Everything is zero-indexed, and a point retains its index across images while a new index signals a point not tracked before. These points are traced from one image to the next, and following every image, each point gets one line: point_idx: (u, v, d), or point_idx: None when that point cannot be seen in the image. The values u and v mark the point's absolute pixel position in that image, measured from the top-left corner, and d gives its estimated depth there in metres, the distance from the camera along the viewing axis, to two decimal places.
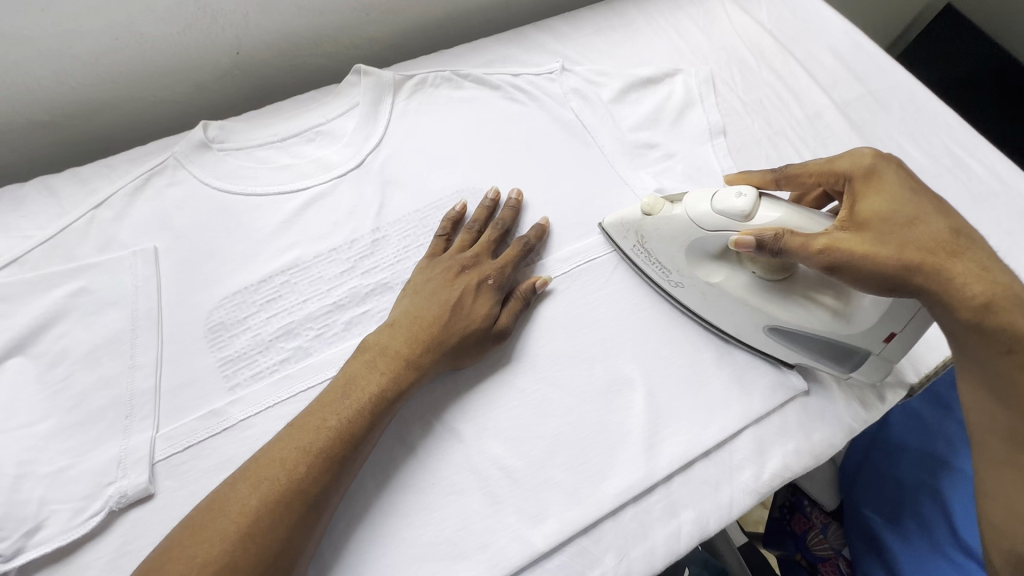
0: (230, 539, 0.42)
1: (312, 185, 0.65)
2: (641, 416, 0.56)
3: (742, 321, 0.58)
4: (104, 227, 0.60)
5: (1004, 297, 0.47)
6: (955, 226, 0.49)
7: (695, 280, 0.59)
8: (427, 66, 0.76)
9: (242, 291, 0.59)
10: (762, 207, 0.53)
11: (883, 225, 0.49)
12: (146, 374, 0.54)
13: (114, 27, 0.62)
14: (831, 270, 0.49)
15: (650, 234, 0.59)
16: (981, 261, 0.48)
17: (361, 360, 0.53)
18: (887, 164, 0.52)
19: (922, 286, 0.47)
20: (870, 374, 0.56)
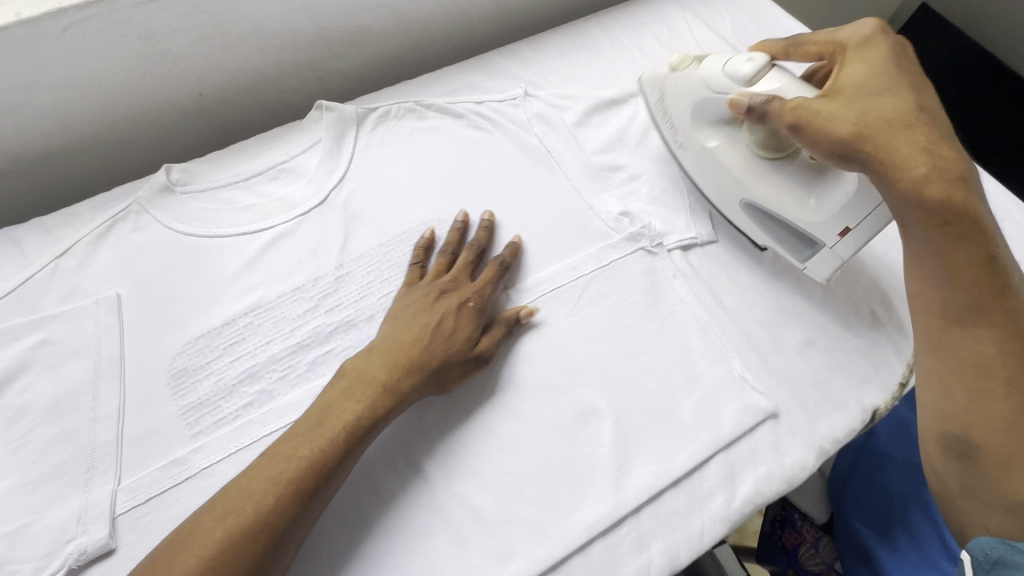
0: (193, 572, 0.41)
1: (275, 224, 0.65)
2: (608, 446, 0.55)
3: (721, 184, 0.68)
4: (67, 275, 0.61)
5: (946, 177, 0.49)
6: (920, 109, 0.51)
7: (694, 143, 0.69)
8: (390, 98, 0.76)
9: (205, 335, 0.59)
10: (770, 77, 0.60)
11: (857, 96, 0.53)
12: (108, 426, 0.54)
13: (74, 80, 0.62)
14: (795, 133, 0.55)
15: (670, 87, 0.70)
16: (931, 144, 0.50)
17: (337, 387, 0.52)
18: (886, 43, 0.55)
19: (871, 152, 0.51)
20: (825, 267, 0.61)
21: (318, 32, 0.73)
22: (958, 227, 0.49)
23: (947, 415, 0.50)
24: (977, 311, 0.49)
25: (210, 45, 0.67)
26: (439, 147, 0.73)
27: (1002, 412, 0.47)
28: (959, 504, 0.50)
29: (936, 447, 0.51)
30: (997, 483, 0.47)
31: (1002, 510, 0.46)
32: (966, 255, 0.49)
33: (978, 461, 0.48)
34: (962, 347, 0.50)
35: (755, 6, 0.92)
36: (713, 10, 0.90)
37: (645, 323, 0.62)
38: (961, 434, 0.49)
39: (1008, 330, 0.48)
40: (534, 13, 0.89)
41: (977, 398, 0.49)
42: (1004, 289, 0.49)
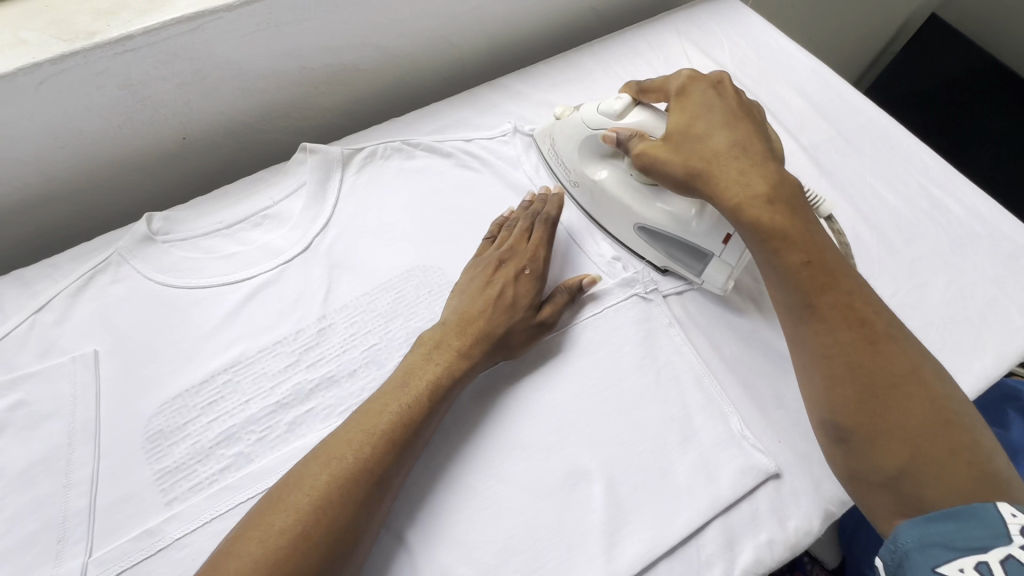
0: (306, 511, 0.44)
1: (257, 273, 0.64)
2: (600, 511, 0.53)
3: (618, 218, 0.66)
4: (44, 331, 0.59)
5: (758, 196, 0.50)
6: (733, 138, 0.53)
7: (585, 178, 0.68)
8: (377, 137, 0.75)
9: (183, 394, 0.57)
10: (636, 112, 0.61)
11: (679, 137, 0.55)
12: (81, 492, 0.52)
13: (52, 131, 0.61)
14: (647, 173, 0.57)
15: (558, 136, 0.69)
16: (749, 165, 0.51)
17: (418, 352, 0.56)
18: (701, 88, 0.58)
19: (701, 187, 0.53)
20: (720, 277, 0.61)
21: (303, 71, 0.72)
22: (778, 237, 0.49)
23: (818, 408, 0.47)
24: (812, 307, 0.48)
25: (191, 89, 0.66)
26: (426, 187, 0.71)
27: (851, 396, 0.44)
28: (858, 496, 0.46)
29: (820, 432, 0.48)
30: (874, 460, 0.43)
31: (898, 498, 0.43)
32: (792, 258, 0.48)
33: (852, 445, 0.45)
34: (814, 342, 0.47)
35: (754, 31, 0.89)
36: (710, 36, 0.88)
37: (639, 375, 0.59)
38: (834, 424, 0.46)
39: (843, 317, 0.46)
40: (526, 43, 0.87)
41: (832, 389, 0.45)
42: (830, 282, 0.48)
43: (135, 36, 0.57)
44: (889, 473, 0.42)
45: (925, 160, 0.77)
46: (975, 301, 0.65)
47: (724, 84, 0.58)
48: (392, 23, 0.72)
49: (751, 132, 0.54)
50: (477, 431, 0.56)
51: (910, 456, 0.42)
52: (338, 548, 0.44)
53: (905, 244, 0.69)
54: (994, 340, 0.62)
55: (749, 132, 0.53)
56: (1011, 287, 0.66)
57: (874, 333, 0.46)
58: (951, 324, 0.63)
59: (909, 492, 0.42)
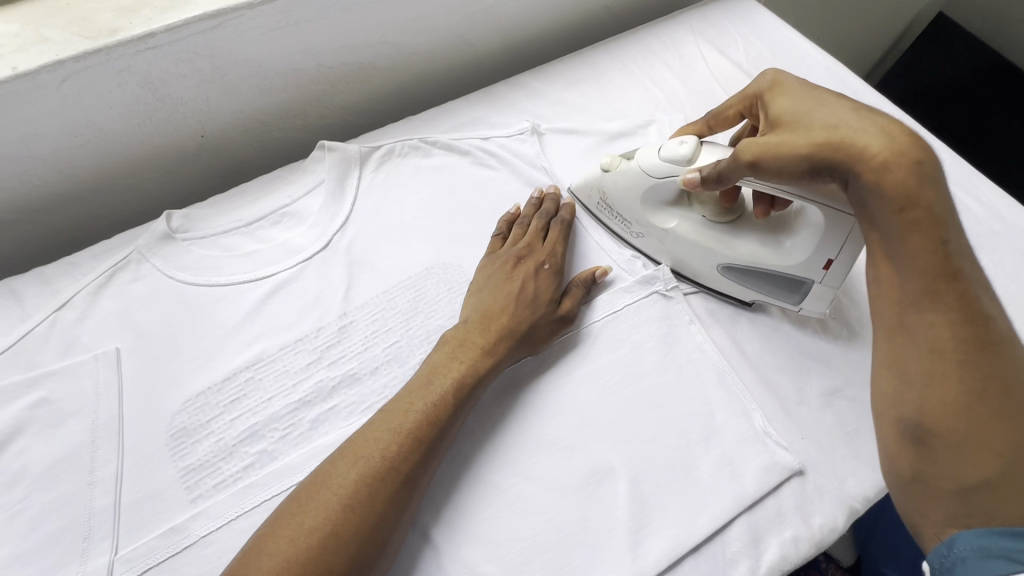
0: (335, 510, 0.44)
1: (277, 271, 0.64)
2: (625, 509, 0.53)
3: (699, 261, 0.64)
4: (66, 329, 0.59)
5: (905, 155, 0.45)
6: (856, 109, 0.50)
7: (653, 228, 0.66)
8: (394, 135, 0.75)
9: (206, 392, 0.57)
10: (710, 150, 0.60)
11: (791, 123, 0.53)
12: (106, 490, 0.52)
13: (72, 129, 0.61)
14: (754, 170, 0.53)
15: (610, 188, 0.67)
16: (886, 127, 0.48)
17: (441, 351, 0.56)
18: (793, 78, 0.58)
19: (839, 160, 0.48)
20: (821, 303, 0.61)
21: (320, 69, 0.72)
22: (917, 211, 0.45)
23: (901, 403, 0.45)
24: (933, 293, 0.44)
25: (210, 87, 0.66)
26: (444, 185, 0.71)
27: (953, 395, 0.42)
28: (908, 496, 0.44)
29: (891, 430, 0.45)
30: (956, 468, 0.41)
31: (966, 508, 0.41)
32: (921, 239, 0.45)
33: (935, 447, 0.42)
34: (924, 332, 0.44)
35: (769, 30, 0.89)
36: (725, 34, 0.88)
37: (661, 373, 0.59)
38: (919, 422, 0.43)
39: (964, 311, 0.43)
40: (541, 42, 0.87)
41: (934, 384, 0.43)
42: (959, 272, 0.44)
43: (157, 33, 0.57)
44: (972, 482, 0.40)
45: (941, 158, 0.77)
46: None
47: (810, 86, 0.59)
48: (409, 21, 0.72)
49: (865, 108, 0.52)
50: (500, 429, 0.56)
51: (1002, 467, 0.40)
52: (368, 546, 0.44)
53: None
54: None
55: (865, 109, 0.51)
56: None
57: (993, 337, 0.43)
58: None
59: (983, 505, 0.40)
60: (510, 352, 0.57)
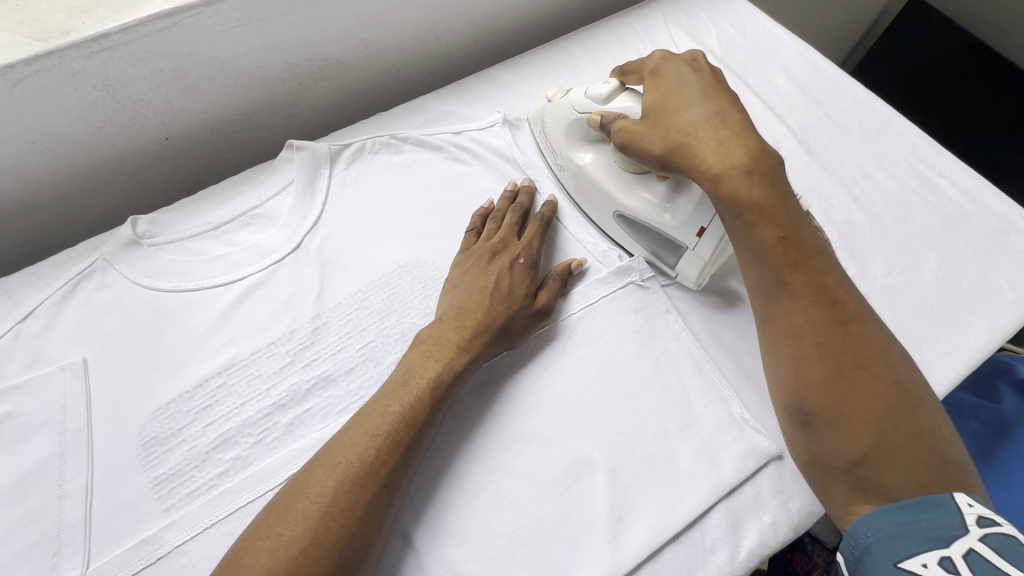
0: (311, 516, 0.44)
1: (248, 274, 0.63)
2: (605, 500, 0.53)
3: (599, 206, 0.67)
4: (30, 341, 0.58)
5: (738, 165, 0.50)
6: (712, 109, 0.54)
7: (570, 163, 0.69)
8: (365, 132, 0.73)
9: (177, 400, 0.56)
10: (622, 98, 0.62)
11: (656, 114, 0.56)
12: (76, 503, 0.51)
13: (28, 135, 0.59)
14: (626, 151, 0.58)
15: (548, 117, 0.70)
16: (726, 136, 0.52)
17: (417, 351, 0.55)
18: (675, 66, 0.59)
19: (682, 166, 0.53)
20: (693, 269, 0.62)
21: (286, 67, 0.70)
22: (752, 213, 0.50)
23: (783, 391, 0.49)
24: (782, 284, 0.49)
25: (171, 88, 0.64)
26: (415, 182, 0.71)
27: (819, 376, 0.46)
28: (817, 483, 0.48)
29: (784, 414, 0.50)
30: (838, 446, 0.45)
31: (858, 482, 0.44)
32: (765, 234, 0.50)
33: (818, 428, 0.46)
34: (784, 321, 0.49)
35: (741, 15, 0.89)
36: (697, 21, 0.87)
37: (638, 364, 0.59)
38: (801, 405, 0.47)
39: (813, 294, 0.48)
40: (513, 32, 0.86)
41: (800, 367, 0.47)
42: (801, 261, 0.49)
43: (111, 34, 0.55)
44: (851, 456, 0.45)
45: (913, 139, 0.77)
46: (967, 277, 0.66)
47: (698, 60, 0.59)
48: (375, 15, 0.70)
49: (727, 101, 0.55)
50: (478, 426, 0.56)
51: (869, 439, 0.44)
52: (346, 551, 0.44)
53: (896, 223, 0.70)
54: (986, 316, 0.63)
55: (723, 100, 0.55)
56: (1000, 264, 0.67)
57: (843, 315, 0.48)
58: (944, 302, 0.64)
59: (869, 475, 0.44)
60: (484, 349, 0.56)
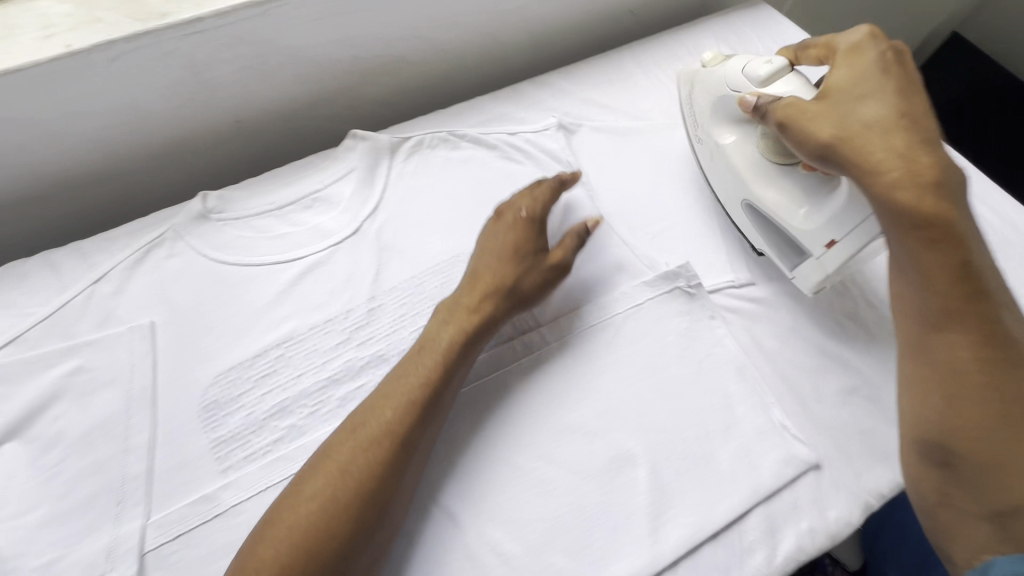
0: (337, 475, 0.47)
1: (308, 254, 0.65)
2: (645, 494, 0.54)
3: (730, 189, 0.69)
4: (102, 301, 0.61)
5: (921, 177, 0.48)
6: (904, 109, 0.52)
7: (710, 138, 0.70)
8: (423, 127, 0.76)
9: (237, 367, 0.58)
10: (787, 78, 0.63)
11: (838, 100, 0.54)
12: (139, 458, 0.53)
13: (116, 107, 0.63)
14: (784, 131, 0.58)
15: (700, 82, 0.71)
16: (916, 143, 0.50)
17: (436, 316, 0.58)
18: (876, 48, 0.56)
19: (849, 159, 0.52)
20: (811, 279, 0.62)
21: (355, 61, 0.74)
22: (935, 229, 0.48)
23: (923, 424, 0.49)
24: (948, 313, 0.48)
25: (250, 73, 0.68)
26: (470, 177, 0.73)
27: (977, 415, 0.46)
28: (944, 518, 0.48)
29: (916, 450, 0.50)
30: (985, 491, 0.44)
31: (999, 534, 0.43)
32: (942, 259, 0.48)
33: (959, 468, 0.46)
34: (941, 357, 0.49)
35: (791, 39, 0.91)
36: (747, 42, 0.90)
37: (681, 365, 0.61)
38: (940, 442, 0.47)
39: (983, 332, 0.47)
40: (567, 41, 0.89)
41: (954, 404, 0.47)
42: (976, 292, 0.48)
43: (204, 18, 0.59)
44: (1005, 506, 0.43)
45: (958, 168, 0.78)
46: None
47: (903, 53, 0.56)
48: (444, 17, 0.74)
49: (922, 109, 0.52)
50: (524, 414, 0.57)
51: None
52: (371, 508, 0.46)
53: None
54: None
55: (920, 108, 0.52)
56: None
57: (1013, 356, 0.46)
58: None
59: (1016, 530, 0.42)
60: (502, 307, 0.58)
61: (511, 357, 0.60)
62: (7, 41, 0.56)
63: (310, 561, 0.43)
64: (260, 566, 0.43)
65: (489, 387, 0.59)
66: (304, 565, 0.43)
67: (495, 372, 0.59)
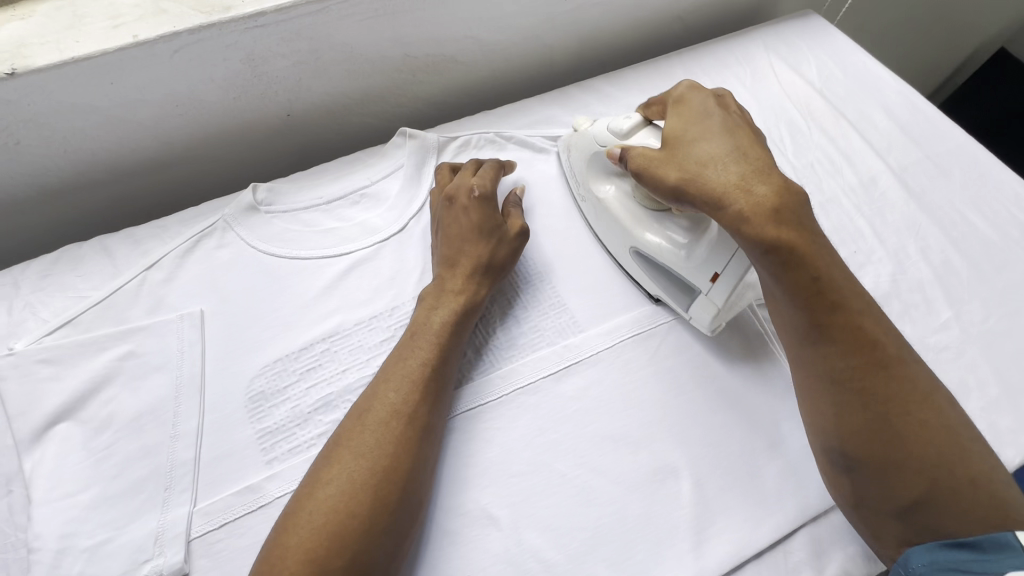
0: (357, 459, 0.47)
1: (355, 249, 0.66)
2: (689, 508, 0.53)
3: (616, 240, 0.66)
4: (153, 288, 0.62)
5: (762, 206, 0.48)
6: (733, 145, 0.52)
7: (590, 194, 0.68)
8: (469, 128, 0.76)
9: (283, 359, 0.59)
10: (645, 132, 0.61)
11: (676, 144, 0.55)
12: (187, 445, 0.54)
13: (174, 98, 0.64)
14: (640, 178, 0.57)
15: (573, 147, 0.70)
16: (749, 173, 0.50)
17: (424, 302, 0.59)
18: (701, 94, 0.57)
19: (696, 197, 0.52)
20: (705, 316, 0.59)
21: (405, 59, 0.74)
22: (782, 252, 0.47)
23: (821, 435, 0.50)
24: (818, 329, 0.49)
25: (304, 68, 0.68)
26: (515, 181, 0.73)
27: (859, 425, 0.47)
28: (868, 522, 0.49)
29: (826, 460, 0.50)
30: (891, 492, 0.46)
31: (910, 526, 0.46)
32: (797, 276, 0.48)
33: (862, 474, 0.47)
34: (821, 366, 0.49)
35: (842, 51, 0.89)
36: (798, 53, 0.88)
37: (727, 379, 0.60)
38: (842, 452, 0.48)
39: (852, 340, 0.48)
40: (614, 45, 0.88)
41: (841, 414, 0.48)
42: (836, 306, 0.48)
43: (267, 13, 0.60)
44: (905, 502, 0.45)
45: (1015, 190, 0.76)
46: None
47: (723, 99, 0.58)
48: (494, 18, 0.74)
49: (750, 142, 0.53)
50: (568, 421, 0.57)
51: (926, 486, 0.45)
52: (394, 487, 0.47)
53: (995, 272, 0.69)
54: None
55: (746, 140, 0.53)
56: None
57: (886, 361, 0.47)
58: None
59: (923, 521, 0.45)
60: (484, 288, 0.61)
61: (551, 361, 0.59)
62: (77, 29, 0.57)
63: (334, 545, 0.43)
64: (284, 554, 0.43)
65: (533, 392, 0.58)
66: (327, 550, 0.43)
67: (535, 379, 0.58)
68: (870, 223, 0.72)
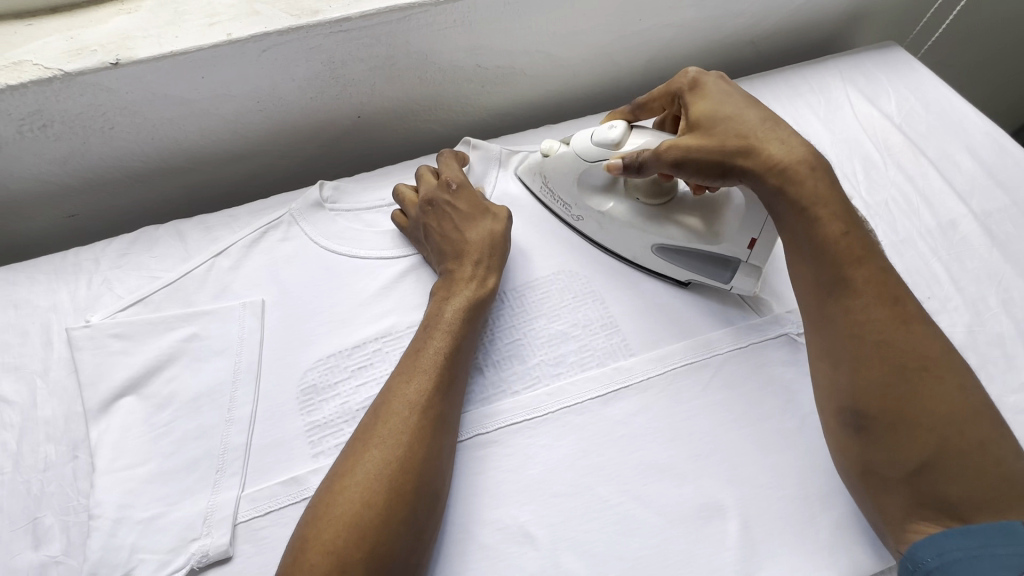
0: (376, 451, 0.48)
1: (413, 253, 0.67)
2: (734, 550, 0.51)
3: (633, 243, 0.65)
4: (220, 275, 0.64)
5: (803, 160, 0.52)
6: (765, 115, 0.55)
7: (591, 211, 0.67)
8: (534, 141, 0.79)
9: (335, 355, 0.60)
10: (636, 137, 0.62)
11: (707, 121, 0.56)
12: (240, 430, 0.55)
13: (256, 94, 0.66)
14: (679, 169, 0.56)
15: (549, 171, 0.69)
16: (786, 136, 0.54)
17: (439, 297, 0.59)
18: (714, 77, 0.59)
19: (746, 166, 0.53)
20: (749, 281, 0.62)
21: (477, 69, 0.75)
22: (812, 207, 0.52)
23: (837, 395, 0.50)
24: (843, 282, 0.50)
25: (380, 73, 0.70)
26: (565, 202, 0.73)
27: (877, 377, 0.48)
28: (868, 495, 0.49)
29: (835, 424, 0.51)
30: (895, 453, 0.47)
31: (917, 494, 0.46)
32: (827, 228, 0.51)
33: (875, 431, 0.48)
34: (843, 322, 0.50)
35: (924, 85, 0.85)
36: (876, 85, 0.85)
37: (782, 418, 0.58)
38: (855, 410, 0.49)
39: (876, 292, 0.50)
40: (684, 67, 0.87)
41: (858, 369, 0.49)
42: (862, 258, 0.50)
43: (352, 18, 0.62)
44: (914, 465, 0.46)
45: None
46: None
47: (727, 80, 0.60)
48: (567, 34, 0.74)
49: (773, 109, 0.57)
50: (614, 446, 0.56)
51: (934, 444, 0.45)
52: (410, 480, 0.47)
53: None
54: None
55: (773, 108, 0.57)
56: None
57: (904, 315, 0.49)
58: None
59: (928, 486, 0.45)
60: (494, 274, 0.61)
61: (599, 383, 0.58)
62: (177, 25, 0.60)
63: (354, 534, 0.44)
64: (307, 544, 0.44)
65: (579, 412, 0.57)
66: (347, 539, 0.44)
67: (580, 400, 0.58)
68: (946, 267, 0.68)
